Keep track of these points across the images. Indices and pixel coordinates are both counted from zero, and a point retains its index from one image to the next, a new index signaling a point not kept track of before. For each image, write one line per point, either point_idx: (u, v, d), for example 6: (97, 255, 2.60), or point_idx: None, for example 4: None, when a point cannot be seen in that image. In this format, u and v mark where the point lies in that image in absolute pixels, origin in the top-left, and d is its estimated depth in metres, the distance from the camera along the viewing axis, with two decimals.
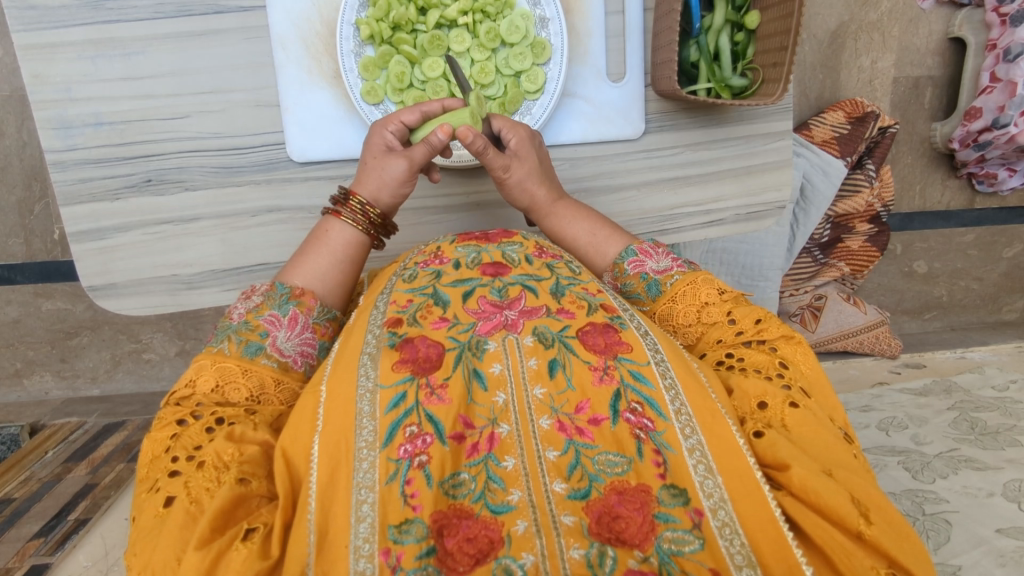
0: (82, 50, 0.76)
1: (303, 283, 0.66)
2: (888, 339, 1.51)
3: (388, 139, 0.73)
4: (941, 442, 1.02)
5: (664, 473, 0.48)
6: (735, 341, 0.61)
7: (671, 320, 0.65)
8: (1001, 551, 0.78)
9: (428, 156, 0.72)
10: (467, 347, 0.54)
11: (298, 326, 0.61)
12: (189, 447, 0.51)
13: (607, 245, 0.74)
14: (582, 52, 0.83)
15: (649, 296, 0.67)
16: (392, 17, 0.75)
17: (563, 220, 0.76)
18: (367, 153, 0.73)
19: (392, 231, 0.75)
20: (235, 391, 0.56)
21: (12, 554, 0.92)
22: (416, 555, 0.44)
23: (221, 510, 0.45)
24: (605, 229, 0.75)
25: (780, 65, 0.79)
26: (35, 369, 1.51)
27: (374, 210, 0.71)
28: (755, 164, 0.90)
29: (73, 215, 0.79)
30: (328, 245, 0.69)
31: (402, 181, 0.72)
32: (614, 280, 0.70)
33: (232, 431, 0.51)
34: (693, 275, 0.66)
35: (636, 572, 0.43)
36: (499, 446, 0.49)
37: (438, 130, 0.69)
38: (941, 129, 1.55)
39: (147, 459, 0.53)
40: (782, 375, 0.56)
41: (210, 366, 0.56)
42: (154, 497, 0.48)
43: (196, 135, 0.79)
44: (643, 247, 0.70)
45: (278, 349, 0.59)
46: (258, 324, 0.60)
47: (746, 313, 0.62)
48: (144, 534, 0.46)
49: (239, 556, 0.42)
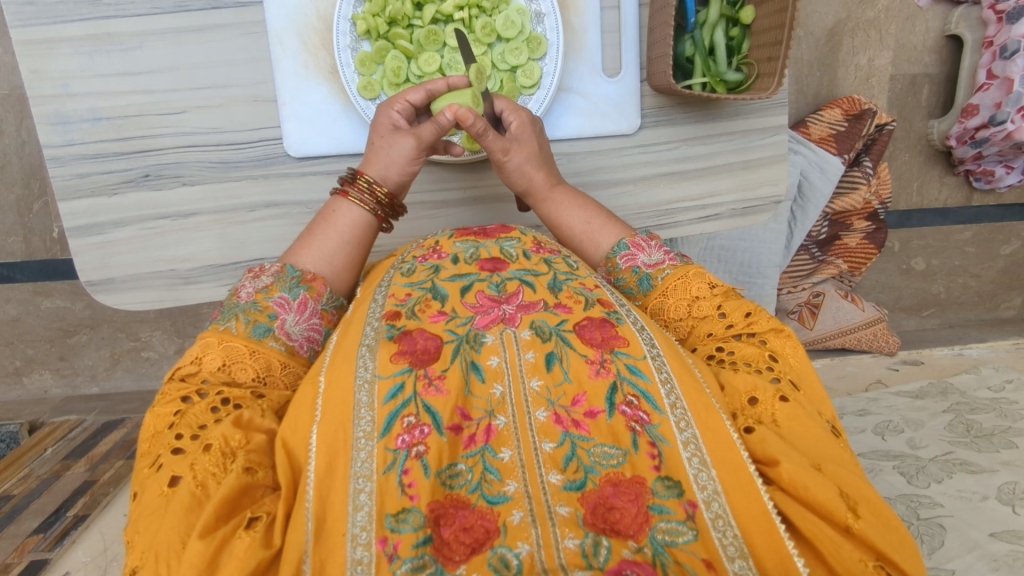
0: (80, 45, 0.76)
1: (313, 267, 0.66)
2: (886, 336, 1.52)
3: (395, 119, 0.73)
4: (936, 445, 1.02)
5: (659, 465, 0.48)
6: (725, 334, 0.61)
7: (663, 314, 0.65)
8: (994, 556, 0.78)
9: (437, 136, 0.73)
10: (464, 340, 0.55)
11: (307, 312, 0.62)
12: (195, 426, 0.51)
13: (602, 234, 0.74)
14: (578, 47, 0.83)
15: (640, 291, 0.67)
16: (388, 12, 0.76)
17: (559, 206, 0.76)
18: (374, 134, 0.74)
19: (401, 212, 0.75)
20: (242, 371, 0.56)
21: (11, 550, 0.92)
22: (413, 544, 0.44)
23: (226, 498, 0.45)
24: (601, 217, 0.75)
25: (774, 60, 0.80)
26: (34, 367, 1.51)
27: (381, 189, 0.71)
28: (750, 159, 0.91)
29: (72, 211, 0.79)
30: (335, 226, 0.69)
31: (410, 160, 0.72)
32: (608, 275, 0.71)
33: (239, 417, 0.51)
34: (684, 270, 0.66)
35: (630, 562, 0.44)
36: (497, 437, 0.50)
37: (447, 111, 0.69)
38: (938, 127, 1.56)
39: (149, 433, 0.53)
40: (772, 368, 0.56)
41: (216, 345, 0.56)
42: (158, 476, 0.48)
43: (192, 131, 0.80)
44: (635, 241, 0.71)
45: (287, 332, 0.59)
46: (268, 306, 0.60)
47: (736, 307, 0.62)
48: (147, 513, 0.46)
49: (242, 544, 0.42)
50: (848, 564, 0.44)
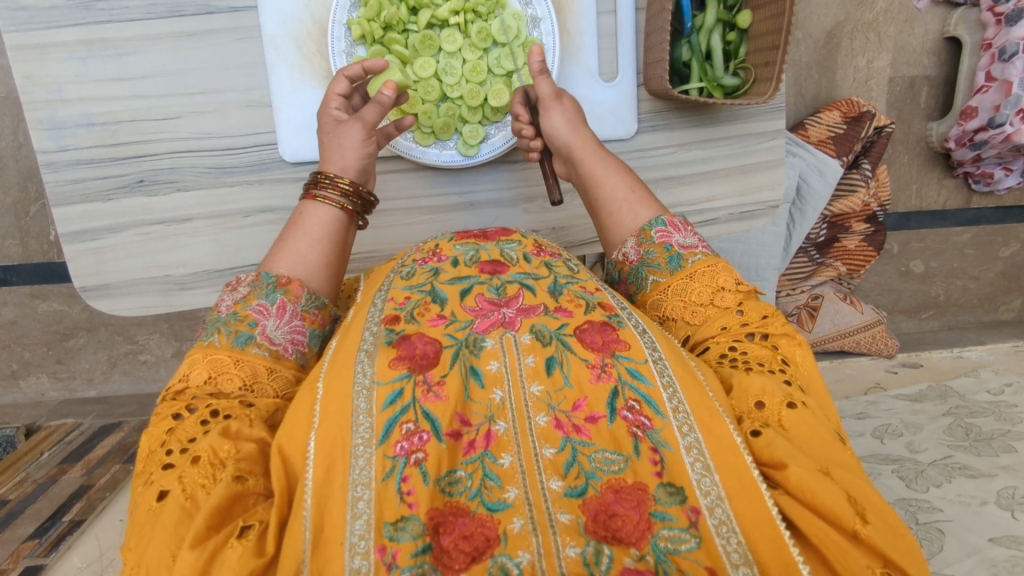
0: (73, 51, 0.76)
1: (287, 271, 0.64)
2: (885, 339, 1.51)
3: (337, 114, 0.73)
4: (936, 449, 1.02)
5: (661, 472, 0.48)
6: (739, 330, 0.60)
7: (685, 296, 0.63)
8: (993, 561, 0.78)
9: (381, 115, 0.73)
10: (464, 344, 0.54)
11: (287, 315, 0.60)
12: (184, 439, 0.51)
13: (648, 198, 0.71)
14: (575, 52, 0.83)
15: (669, 267, 0.65)
16: (383, 17, 0.75)
17: (605, 168, 0.73)
18: (322, 135, 0.74)
19: (373, 202, 0.74)
20: (229, 381, 0.55)
21: (5, 556, 0.92)
22: (412, 552, 0.43)
23: (216, 507, 0.45)
24: (643, 188, 0.72)
25: (771, 65, 0.80)
26: (31, 371, 1.51)
27: (342, 179, 0.71)
28: (748, 163, 0.90)
29: (65, 216, 0.79)
30: (303, 227, 0.68)
31: (363, 143, 0.72)
32: (638, 246, 0.67)
33: (228, 427, 0.51)
34: (715, 259, 0.65)
35: (632, 571, 0.43)
36: (496, 443, 0.49)
37: (385, 88, 0.70)
38: (937, 128, 1.56)
39: (143, 454, 0.53)
40: (784, 370, 0.56)
41: (202, 360, 0.56)
42: (148, 491, 0.48)
43: (187, 136, 0.79)
44: (673, 220, 0.68)
45: (268, 338, 0.59)
46: (247, 314, 0.59)
47: (755, 307, 0.62)
48: (138, 530, 0.46)
49: (234, 553, 0.42)
50: (855, 570, 0.43)
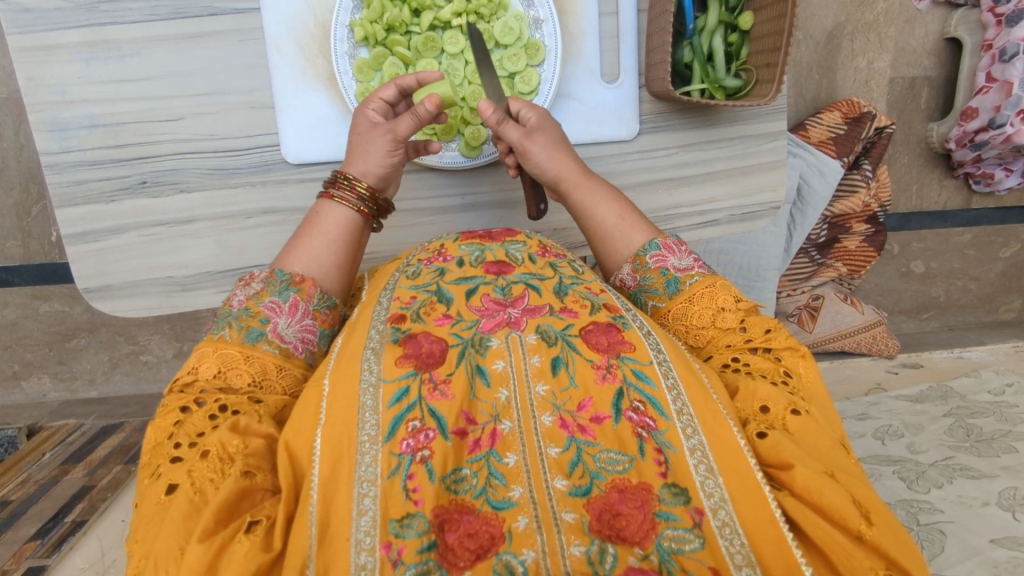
0: (77, 52, 0.76)
1: (300, 269, 0.65)
2: (886, 339, 1.51)
3: (371, 117, 0.73)
4: (937, 450, 1.02)
5: (665, 472, 0.48)
6: (742, 346, 0.60)
7: (685, 320, 0.64)
8: (995, 562, 0.78)
9: (414, 128, 0.72)
10: (469, 343, 0.54)
11: (299, 313, 0.61)
12: (193, 433, 0.51)
13: (637, 228, 0.70)
14: (577, 53, 0.84)
15: (666, 293, 0.65)
16: (386, 18, 0.76)
17: (591, 197, 0.72)
18: (353, 133, 0.74)
19: (387, 208, 0.74)
20: (237, 377, 0.55)
21: (7, 557, 0.92)
22: (417, 549, 0.43)
23: (224, 501, 0.45)
24: (633, 213, 0.71)
25: (773, 66, 0.80)
26: (32, 371, 1.51)
27: (362, 184, 0.70)
28: (750, 165, 0.90)
29: (68, 217, 0.79)
30: (319, 226, 0.68)
31: (388, 152, 0.72)
32: (634, 273, 0.67)
33: (237, 422, 0.51)
34: (712, 279, 0.65)
35: (636, 570, 0.43)
36: (502, 442, 0.49)
37: (426, 101, 0.70)
38: (937, 129, 1.56)
39: (149, 446, 0.52)
40: (788, 382, 0.56)
41: (211, 354, 0.56)
42: (157, 484, 0.48)
43: (190, 137, 0.79)
44: (667, 243, 0.68)
45: (280, 335, 0.59)
46: (259, 310, 0.59)
47: (758, 323, 0.62)
48: (146, 521, 0.46)
49: (242, 548, 0.42)
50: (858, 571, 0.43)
